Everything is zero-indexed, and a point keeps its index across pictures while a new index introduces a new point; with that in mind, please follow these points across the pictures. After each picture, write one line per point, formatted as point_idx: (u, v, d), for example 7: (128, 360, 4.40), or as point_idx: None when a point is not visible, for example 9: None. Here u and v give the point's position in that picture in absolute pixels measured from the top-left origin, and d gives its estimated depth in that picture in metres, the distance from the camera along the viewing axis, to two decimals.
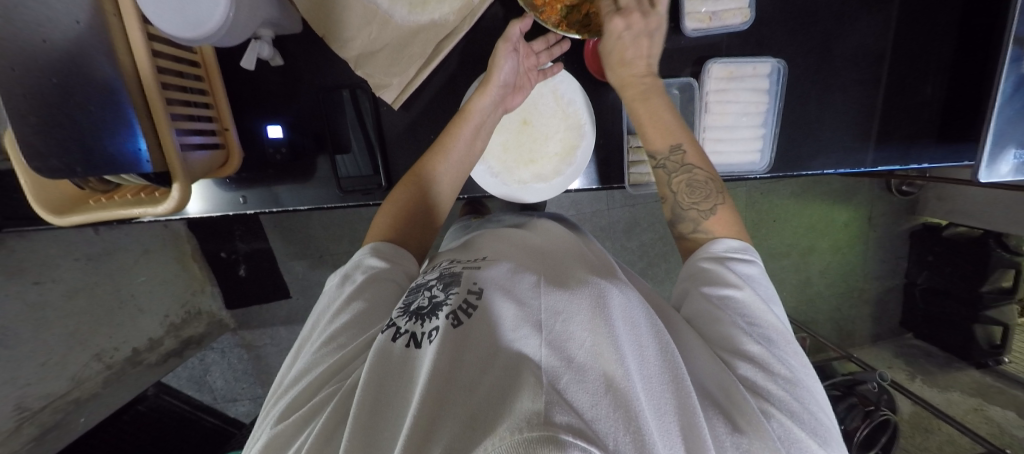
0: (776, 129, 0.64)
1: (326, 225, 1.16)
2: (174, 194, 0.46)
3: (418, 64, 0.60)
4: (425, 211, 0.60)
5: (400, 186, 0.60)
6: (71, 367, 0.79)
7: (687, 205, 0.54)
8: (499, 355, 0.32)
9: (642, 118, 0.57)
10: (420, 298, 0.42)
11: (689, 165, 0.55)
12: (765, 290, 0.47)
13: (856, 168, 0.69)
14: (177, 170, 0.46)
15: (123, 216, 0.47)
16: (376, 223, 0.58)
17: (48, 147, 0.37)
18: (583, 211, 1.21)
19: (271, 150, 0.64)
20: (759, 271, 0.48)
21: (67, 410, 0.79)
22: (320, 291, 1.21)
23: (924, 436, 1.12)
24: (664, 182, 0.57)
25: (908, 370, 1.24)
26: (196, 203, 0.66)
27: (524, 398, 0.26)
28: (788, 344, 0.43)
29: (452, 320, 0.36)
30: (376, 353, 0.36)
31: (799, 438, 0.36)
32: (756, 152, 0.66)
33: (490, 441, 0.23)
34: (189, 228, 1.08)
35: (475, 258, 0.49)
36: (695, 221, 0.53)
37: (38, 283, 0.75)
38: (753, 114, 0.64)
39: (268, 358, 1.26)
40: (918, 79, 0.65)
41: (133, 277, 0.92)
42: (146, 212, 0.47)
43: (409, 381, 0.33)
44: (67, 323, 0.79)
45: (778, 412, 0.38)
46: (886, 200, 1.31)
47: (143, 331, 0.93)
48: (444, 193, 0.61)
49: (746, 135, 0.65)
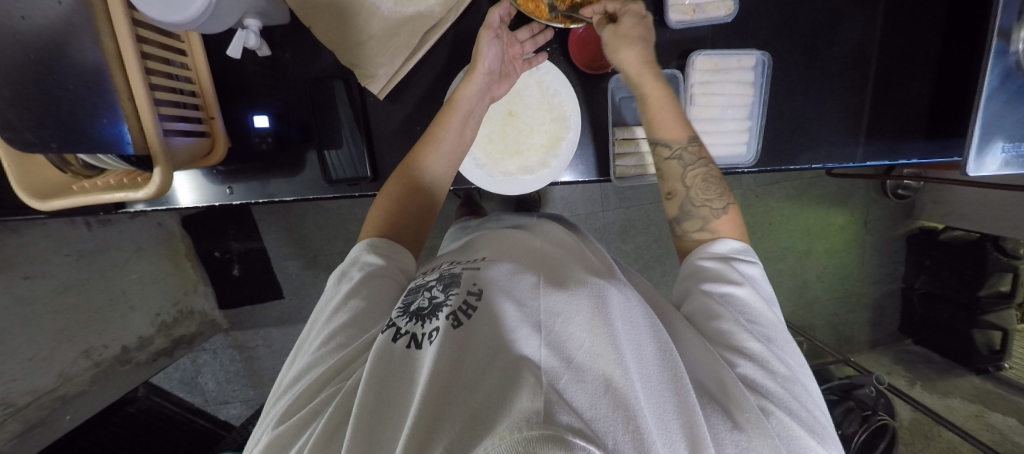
0: (762, 122, 0.64)
1: (320, 225, 1.16)
2: (154, 178, 0.45)
3: (404, 56, 0.61)
4: (417, 203, 0.59)
5: (393, 180, 0.60)
6: (58, 363, 0.78)
7: (700, 202, 0.54)
8: (500, 356, 0.31)
9: (650, 106, 0.57)
10: (420, 299, 0.41)
11: (702, 161, 0.55)
12: (764, 290, 0.46)
13: (845, 162, 0.68)
14: (159, 155, 0.46)
15: (101, 201, 0.46)
16: (371, 217, 0.58)
17: (21, 120, 0.39)
18: (578, 212, 1.21)
19: (256, 138, 0.64)
20: (759, 271, 0.48)
21: (51, 407, 0.78)
22: (313, 291, 1.21)
23: (924, 443, 1.11)
24: (676, 176, 0.56)
25: (908, 376, 1.22)
26: (187, 194, 0.67)
27: (524, 398, 0.25)
28: (785, 342, 0.42)
29: (452, 321, 0.35)
30: (377, 353, 0.35)
31: (794, 434, 0.36)
32: (743, 145, 0.66)
33: (490, 440, 0.23)
34: (182, 226, 1.10)
35: (474, 258, 0.49)
36: (705, 219, 0.53)
37: (29, 277, 0.75)
38: (738, 107, 0.65)
39: (260, 359, 1.26)
40: (905, 76, 0.65)
41: (126, 274, 0.93)
42: (124, 196, 0.46)
43: (410, 381, 0.32)
44: (57, 319, 0.78)
45: (775, 407, 0.37)
46: (883, 204, 1.31)
47: (132, 328, 0.93)
48: (439, 189, 0.61)
49: (731, 127, 0.65)
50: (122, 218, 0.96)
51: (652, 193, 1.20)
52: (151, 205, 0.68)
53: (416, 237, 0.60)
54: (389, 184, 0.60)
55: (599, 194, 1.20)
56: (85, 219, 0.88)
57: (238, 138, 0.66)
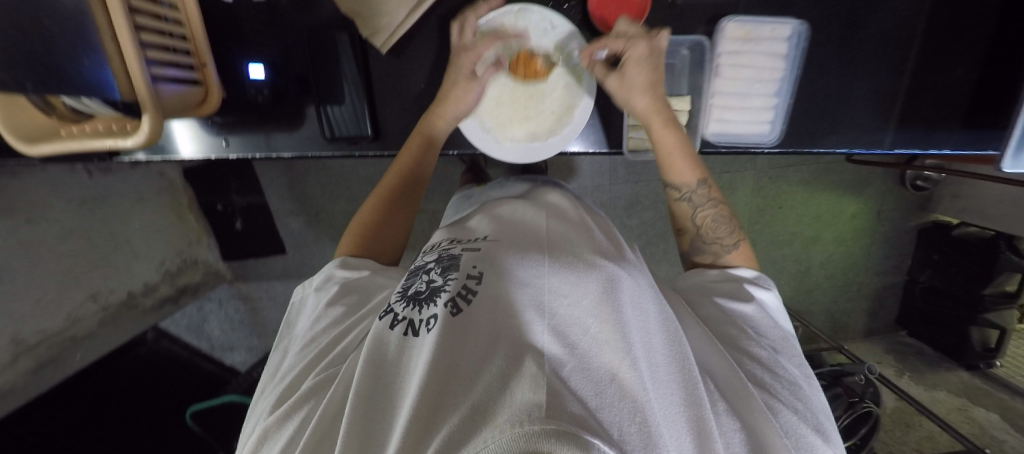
0: (790, 98, 0.62)
1: (323, 183, 1.14)
2: (144, 127, 0.45)
3: (409, 8, 0.60)
4: (405, 196, 0.64)
5: (388, 177, 0.64)
6: (66, 305, 0.81)
7: (710, 239, 0.59)
8: (501, 340, 0.30)
9: (662, 147, 0.60)
10: (418, 282, 0.42)
11: (713, 201, 0.60)
12: (781, 319, 0.51)
13: (872, 148, 0.66)
14: (146, 103, 0.45)
15: (94, 149, 0.47)
16: (359, 218, 0.64)
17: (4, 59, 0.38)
18: (586, 185, 1.18)
19: (253, 90, 0.66)
20: (775, 297, 0.53)
21: (62, 346, 0.82)
22: (315, 248, 1.22)
23: (904, 431, 1.15)
24: (688, 215, 0.61)
25: (897, 366, 1.29)
26: (188, 146, 0.69)
27: (523, 387, 0.25)
28: (790, 352, 0.47)
29: (451, 308, 0.34)
30: (372, 343, 0.36)
31: (801, 432, 0.39)
32: (766, 124, 0.64)
33: (490, 433, 0.23)
34: (185, 178, 1.08)
35: (477, 237, 0.48)
36: (716, 254, 0.58)
37: (32, 222, 0.77)
38: (767, 81, 0.62)
39: (263, 311, 1.29)
40: (951, 59, 0.62)
41: (128, 223, 0.94)
42: (114, 144, 0.45)
43: (405, 372, 0.32)
44: (60, 262, 0.80)
45: (780, 405, 0.40)
46: (899, 195, 1.27)
47: (138, 275, 0.96)
48: (428, 161, 0.64)
49: (757, 104, 0.63)
50: (123, 166, 0.95)
51: None
52: (154, 155, 0.69)
53: (397, 238, 0.64)
54: (400, 156, 0.64)
55: (608, 166, 1.17)
56: (86, 167, 0.87)
57: (234, 90, 0.67)
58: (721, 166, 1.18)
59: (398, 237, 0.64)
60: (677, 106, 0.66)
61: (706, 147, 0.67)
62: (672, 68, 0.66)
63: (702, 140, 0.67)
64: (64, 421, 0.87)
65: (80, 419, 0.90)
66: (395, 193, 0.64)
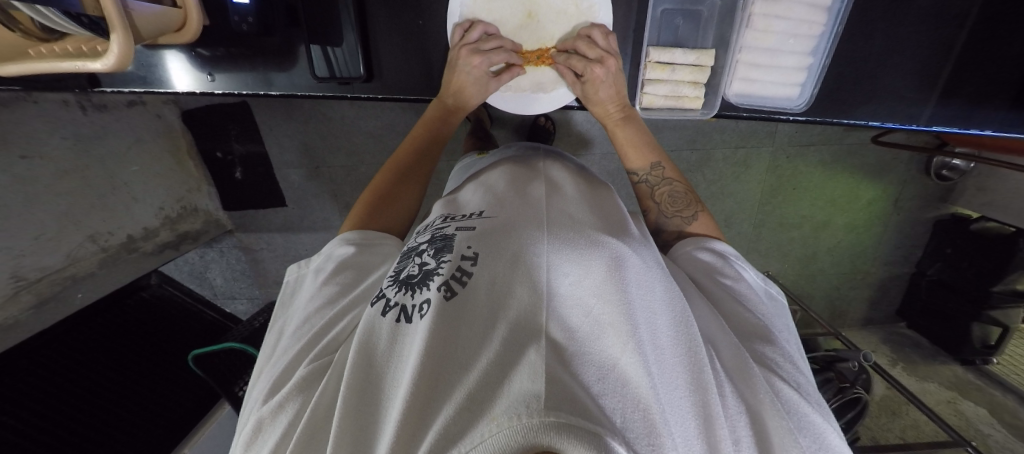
0: (825, 59, 0.65)
1: (324, 136, 1.11)
2: (115, 47, 0.43)
3: None
4: (425, 154, 0.65)
5: (409, 139, 0.66)
6: (65, 244, 0.80)
7: (671, 213, 0.59)
8: (499, 326, 0.31)
9: (620, 140, 0.64)
10: (411, 265, 0.41)
11: (669, 179, 0.61)
12: (763, 293, 0.50)
13: (907, 122, 0.69)
14: (115, 20, 0.42)
15: (61, 70, 0.44)
16: (371, 187, 0.61)
17: None
18: (593, 153, 1.15)
19: (236, 18, 0.60)
20: (756, 277, 0.52)
21: (63, 284, 0.80)
22: (315, 203, 1.21)
23: (890, 417, 1.21)
24: (647, 195, 0.62)
25: (891, 356, 1.36)
26: (180, 79, 0.67)
27: (522, 377, 0.26)
28: (787, 329, 0.47)
29: (444, 292, 0.35)
30: (366, 328, 0.36)
31: (803, 411, 0.38)
32: (796, 86, 0.68)
33: (488, 426, 0.23)
34: (182, 120, 1.07)
35: (471, 212, 0.46)
36: (678, 228, 0.58)
37: (26, 157, 0.74)
38: (803, 37, 0.65)
39: (264, 262, 1.31)
40: (1005, 33, 0.64)
41: (126, 165, 0.93)
42: (84, 66, 0.43)
43: (397, 359, 0.33)
44: (60, 202, 0.79)
45: (794, 389, 0.39)
46: (921, 183, 1.21)
47: (138, 218, 0.96)
48: (455, 122, 0.67)
49: (790, 63, 0.66)
50: (118, 105, 0.92)
51: (679, 139, 1.11)
52: (144, 87, 0.67)
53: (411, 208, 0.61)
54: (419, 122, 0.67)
55: None
56: (79, 102, 0.84)
57: (219, 18, 0.63)
58: (738, 140, 1.13)
59: (402, 193, 0.61)
60: (699, 59, 0.66)
61: (727, 109, 0.70)
62: (700, 15, 0.68)
63: (725, 100, 0.70)
64: (70, 357, 0.90)
65: (87, 359, 0.93)
66: (410, 160, 0.64)
